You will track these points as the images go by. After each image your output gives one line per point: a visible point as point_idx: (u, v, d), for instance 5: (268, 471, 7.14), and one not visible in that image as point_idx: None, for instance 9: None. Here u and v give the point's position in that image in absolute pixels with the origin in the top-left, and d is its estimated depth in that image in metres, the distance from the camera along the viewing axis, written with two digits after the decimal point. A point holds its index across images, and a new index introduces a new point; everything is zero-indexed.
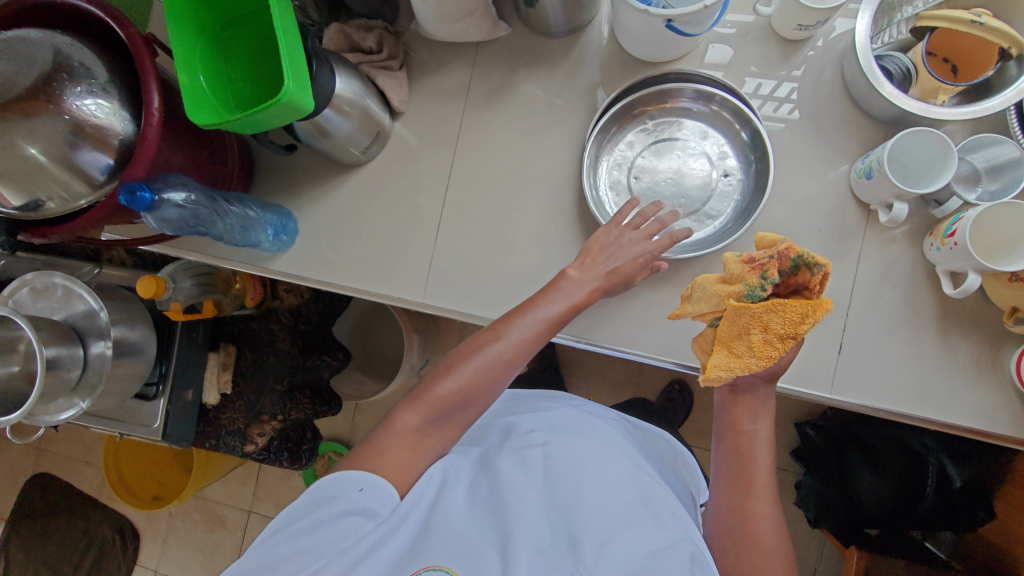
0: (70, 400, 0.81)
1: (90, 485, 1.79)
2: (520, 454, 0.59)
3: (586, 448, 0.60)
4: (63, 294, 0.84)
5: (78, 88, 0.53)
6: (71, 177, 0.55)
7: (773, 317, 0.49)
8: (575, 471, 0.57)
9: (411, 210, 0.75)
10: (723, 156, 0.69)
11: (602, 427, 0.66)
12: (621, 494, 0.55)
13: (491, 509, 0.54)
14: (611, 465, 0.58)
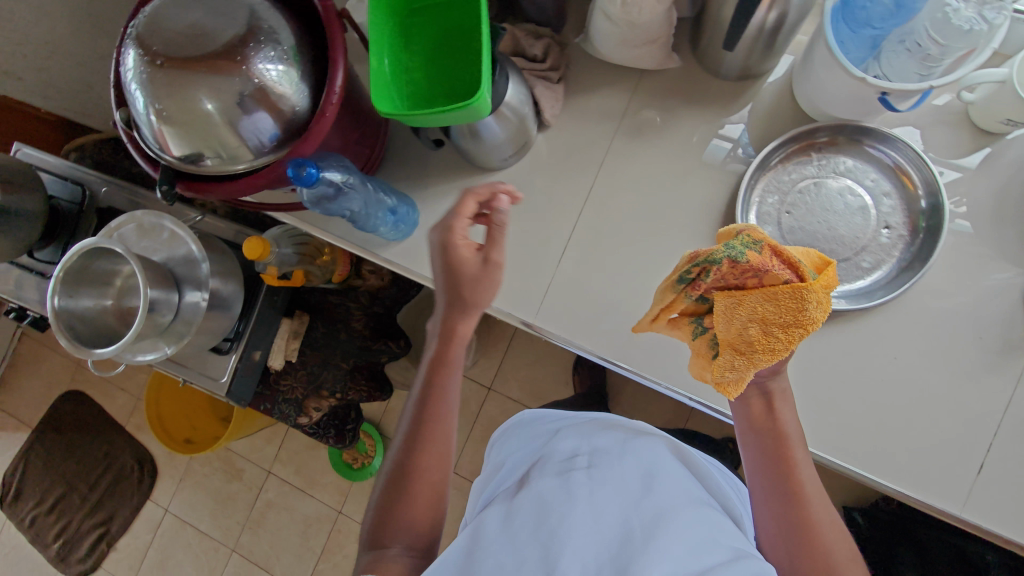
0: (154, 344, 0.80)
1: (118, 411, 1.79)
2: (562, 476, 0.55)
3: (632, 471, 0.56)
4: (168, 237, 0.84)
5: (267, 51, 0.51)
6: (236, 139, 0.52)
7: (766, 306, 0.52)
8: (622, 493, 0.53)
9: (539, 226, 0.72)
10: (888, 209, 0.63)
11: (650, 448, 0.61)
12: (671, 519, 0.50)
13: (536, 533, 0.50)
14: (661, 491, 0.54)
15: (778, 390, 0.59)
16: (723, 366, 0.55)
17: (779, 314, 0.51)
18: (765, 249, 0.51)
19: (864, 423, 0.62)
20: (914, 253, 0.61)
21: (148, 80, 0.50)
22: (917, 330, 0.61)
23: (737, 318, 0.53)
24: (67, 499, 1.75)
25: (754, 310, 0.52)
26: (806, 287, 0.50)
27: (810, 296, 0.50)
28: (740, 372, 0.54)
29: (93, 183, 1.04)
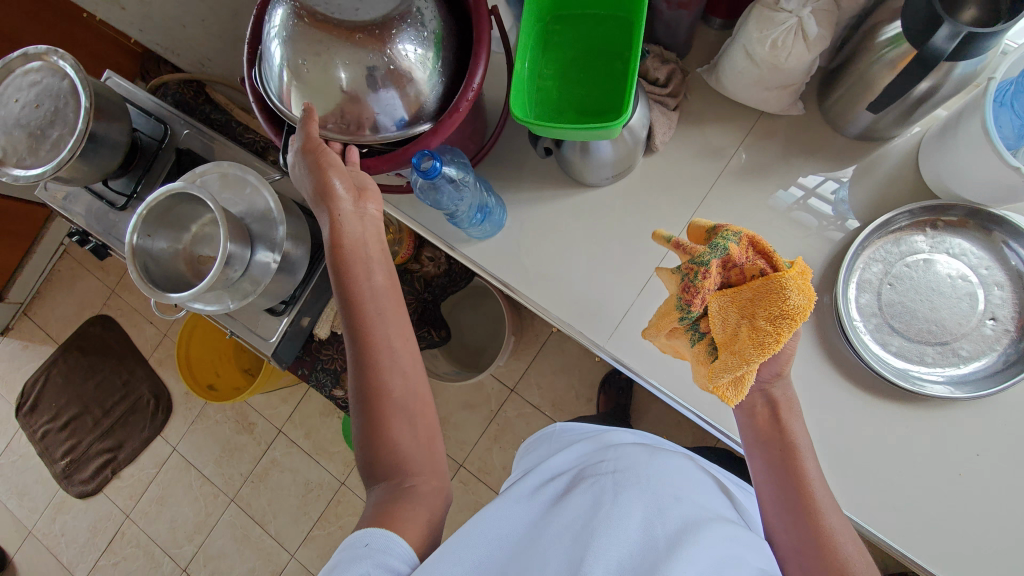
0: (219, 297, 0.80)
1: (143, 344, 1.81)
2: (590, 483, 0.54)
3: (660, 478, 0.54)
4: (249, 193, 0.84)
5: (412, 33, 0.51)
6: (361, 113, 0.53)
7: (755, 303, 0.52)
8: (651, 499, 0.51)
9: (627, 249, 0.70)
10: (997, 301, 0.61)
11: (676, 462, 0.60)
12: (699, 527, 0.48)
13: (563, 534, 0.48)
14: (687, 503, 0.52)
15: (781, 399, 0.58)
16: (719, 368, 0.55)
17: (766, 310, 0.52)
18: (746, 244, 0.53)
19: (934, 513, 0.60)
20: (1020, 352, 0.59)
21: (290, 33, 0.50)
22: (1006, 428, 0.59)
23: (729, 315, 0.54)
24: (81, 419, 1.78)
25: (741, 306, 0.53)
26: (788, 279, 0.51)
27: (787, 284, 0.51)
28: (734, 371, 0.54)
29: (174, 124, 1.05)
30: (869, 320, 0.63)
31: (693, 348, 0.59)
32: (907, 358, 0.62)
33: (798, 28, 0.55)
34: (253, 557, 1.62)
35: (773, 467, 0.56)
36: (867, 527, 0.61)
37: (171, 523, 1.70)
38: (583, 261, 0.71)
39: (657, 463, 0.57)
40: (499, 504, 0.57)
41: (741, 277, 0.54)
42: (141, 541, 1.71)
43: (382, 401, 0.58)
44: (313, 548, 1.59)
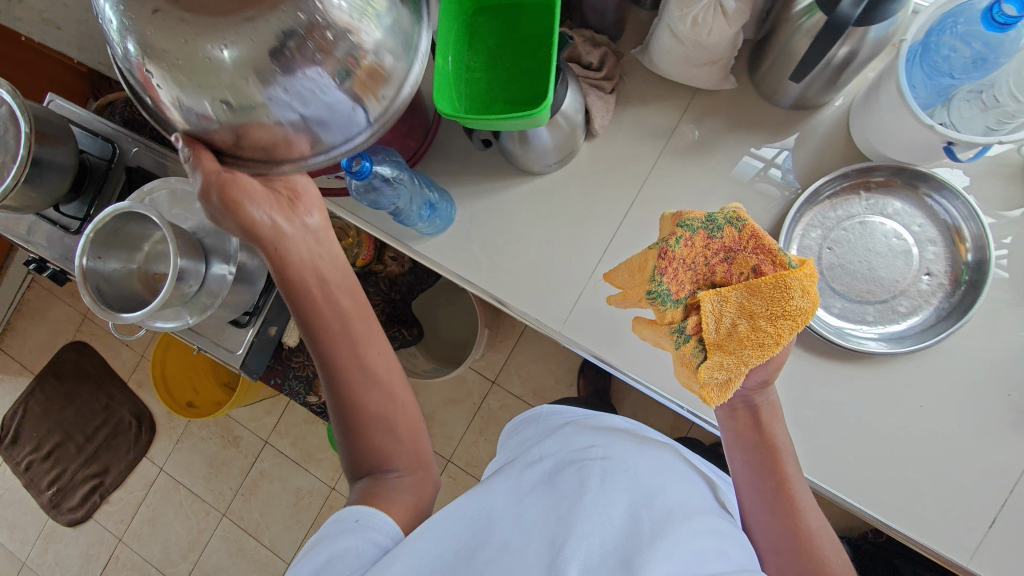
0: (175, 314, 0.81)
1: (121, 366, 1.80)
2: (576, 466, 0.54)
3: (646, 465, 0.55)
4: (200, 208, 0.84)
5: None
6: None
7: (754, 301, 0.54)
8: (636, 483, 0.52)
9: (576, 234, 0.71)
10: (932, 256, 0.62)
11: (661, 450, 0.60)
12: (681, 519, 0.49)
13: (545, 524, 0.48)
14: (671, 493, 0.52)
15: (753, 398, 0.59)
16: (710, 370, 0.55)
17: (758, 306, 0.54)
18: (745, 233, 0.55)
19: (882, 465, 0.62)
20: (951, 304, 0.61)
21: None
22: (946, 379, 0.62)
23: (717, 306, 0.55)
24: (63, 448, 1.77)
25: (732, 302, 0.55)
26: (796, 281, 0.53)
27: (792, 283, 0.53)
28: (731, 371, 0.55)
29: (123, 142, 1.04)
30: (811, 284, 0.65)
31: (676, 351, 0.58)
32: (849, 318, 0.64)
33: (717, 4, 0.55)
34: (249, 570, 1.63)
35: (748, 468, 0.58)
36: (820, 484, 0.63)
37: (164, 543, 1.69)
38: (534, 249, 0.72)
39: (643, 450, 0.57)
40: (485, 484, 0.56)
41: (728, 269, 0.56)
42: (135, 563, 1.70)
43: (358, 409, 0.60)
44: None
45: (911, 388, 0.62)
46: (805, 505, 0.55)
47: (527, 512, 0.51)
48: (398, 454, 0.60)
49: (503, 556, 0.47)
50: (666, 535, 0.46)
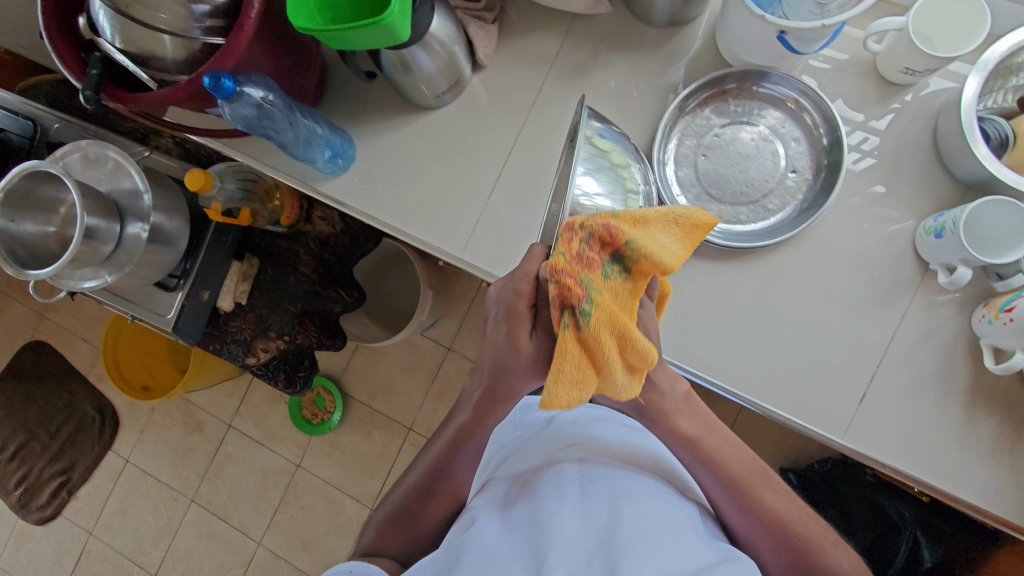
0: (97, 272, 0.83)
1: (81, 362, 1.80)
2: (557, 474, 0.55)
3: (625, 469, 0.56)
4: (113, 168, 0.85)
5: None
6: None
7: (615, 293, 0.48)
8: (615, 478, 0.54)
9: (472, 162, 0.74)
10: (796, 152, 0.66)
11: (649, 448, 0.61)
12: (660, 515, 0.50)
13: (528, 533, 0.49)
14: (654, 490, 0.53)
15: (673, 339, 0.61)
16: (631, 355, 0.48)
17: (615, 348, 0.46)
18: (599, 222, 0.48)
19: (762, 356, 0.66)
20: (815, 196, 0.65)
21: None
22: (814, 269, 0.65)
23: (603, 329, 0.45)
24: (28, 447, 1.76)
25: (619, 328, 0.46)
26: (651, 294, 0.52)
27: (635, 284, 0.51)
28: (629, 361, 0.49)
29: (44, 119, 1.04)
30: (689, 191, 0.68)
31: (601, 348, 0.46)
32: (727, 220, 0.67)
33: None
34: (220, 552, 1.64)
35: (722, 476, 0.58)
36: (706, 379, 0.66)
37: (135, 532, 1.70)
38: (433, 181, 0.75)
39: (625, 455, 0.58)
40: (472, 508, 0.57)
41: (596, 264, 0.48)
42: (109, 555, 1.71)
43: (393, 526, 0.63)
44: (278, 533, 1.62)
45: (784, 280, 0.66)
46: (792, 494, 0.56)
47: (510, 523, 0.51)
48: (434, 492, 0.64)
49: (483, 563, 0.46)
50: (643, 527, 0.47)
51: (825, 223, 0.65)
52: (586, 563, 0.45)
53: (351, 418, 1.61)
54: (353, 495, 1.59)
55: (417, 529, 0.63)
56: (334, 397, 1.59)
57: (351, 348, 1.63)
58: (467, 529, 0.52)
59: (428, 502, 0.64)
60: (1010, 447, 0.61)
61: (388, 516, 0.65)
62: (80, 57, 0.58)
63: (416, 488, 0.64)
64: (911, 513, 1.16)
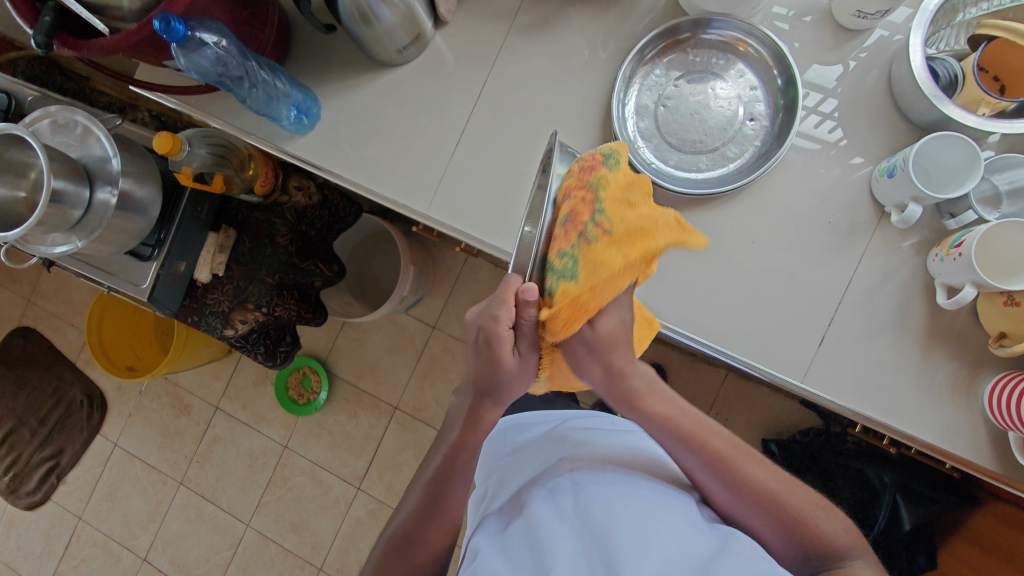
0: (67, 237, 0.84)
1: (69, 348, 1.80)
2: (550, 486, 0.58)
3: (615, 478, 0.57)
4: (81, 133, 0.85)
5: None
6: None
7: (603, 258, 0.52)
8: (604, 480, 0.57)
9: (435, 119, 0.74)
10: (753, 99, 0.67)
11: (637, 454, 0.63)
12: (654, 518, 0.51)
13: (527, 550, 0.51)
14: (643, 488, 0.56)
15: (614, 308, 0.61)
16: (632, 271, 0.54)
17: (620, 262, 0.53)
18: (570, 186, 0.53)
19: (723, 303, 0.66)
20: (772, 141, 0.66)
21: None
22: (773, 215, 0.66)
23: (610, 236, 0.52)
24: (16, 434, 1.76)
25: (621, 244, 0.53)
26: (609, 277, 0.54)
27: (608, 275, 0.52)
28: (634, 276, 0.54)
29: (18, 92, 1.03)
30: (649, 141, 0.68)
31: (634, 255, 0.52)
32: (686, 169, 0.68)
33: None
34: (209, 535, 1.64)
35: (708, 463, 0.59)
36: (667, 327, 0.67)
37: (124, 516, 1.71)
38: (398, 139, 0.75)
39: (613, 465, 0.60)
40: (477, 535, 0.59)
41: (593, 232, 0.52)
42: (98, 539, 1.71)
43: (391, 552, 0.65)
44: (267, 514, 1.62)
45: (744, 227, 0.66)
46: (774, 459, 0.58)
47: (508, 551, 0.53)
48: (432, 516, 0.64)
49: None
50: (636, 527, 0.50)
51: (783, 169, 0.65)
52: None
53: (337, 398, 1.62)
54: (341, 475, 1.59)
55: (421, 554, 0.64)
56: (320, 377, 1.60)
57: (337, 329, 1.63)
58: (474, 558, 0.54)
59: (428, 528, 0.64)
60: (967, 387, 0.62)
61: (394, 547, 0.65)
62: (34, 8, 0.58)
63: (415, 515, 0.64)
64: (892, 479, 1.18)
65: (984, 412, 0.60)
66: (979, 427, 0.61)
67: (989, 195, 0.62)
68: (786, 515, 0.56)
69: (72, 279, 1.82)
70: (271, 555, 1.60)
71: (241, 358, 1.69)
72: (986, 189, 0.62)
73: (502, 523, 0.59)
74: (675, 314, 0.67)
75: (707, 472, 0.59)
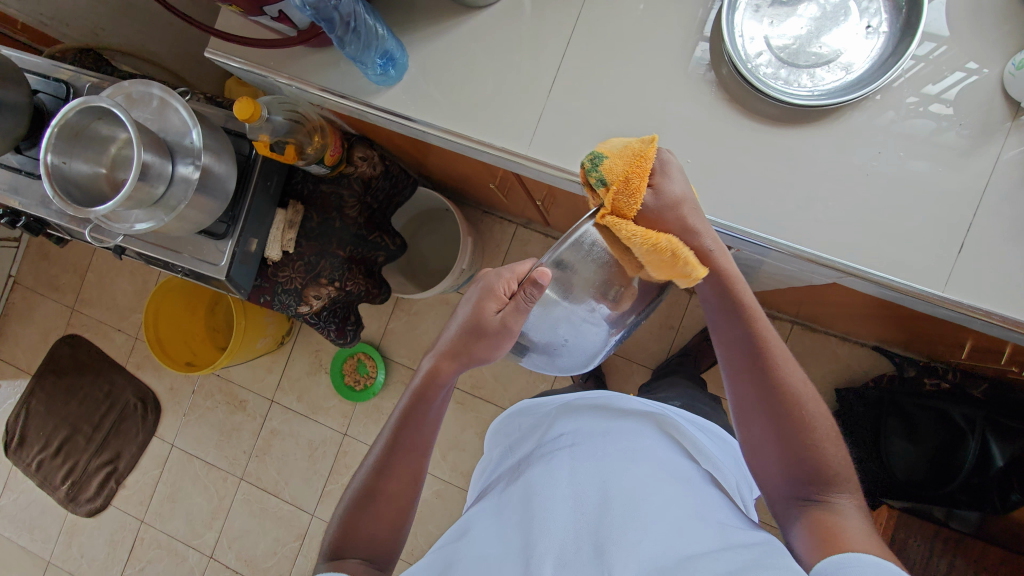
0: (149, 214, 0.82)
1: (117, 352, 1.79)
2: (550, 463, 0.65)
3: (617, 455, 0.63)
4: (158, 106, 0.84)
5: None
6: None
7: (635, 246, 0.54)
8: (598, 462, 0.63)
9: (529, 58, 0.73)
10: (869, 4, 0.64)
11: (638, 429, 0.69)
12: (650, 499, 0.57)
13: (520, 524, 0.58)
14: (637, 465, 0.62)
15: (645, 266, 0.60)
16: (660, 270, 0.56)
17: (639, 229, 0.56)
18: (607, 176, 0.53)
19: (848, 218, 0.65)
20: (893, 48, 0.63)
21: None
22: (899, 126, 0.64)
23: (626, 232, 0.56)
24: (71, 442, 1.75)
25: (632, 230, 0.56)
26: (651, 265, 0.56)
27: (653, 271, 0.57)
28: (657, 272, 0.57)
29: (77, 81, 0.98)
30: (761, 58, 0.65)
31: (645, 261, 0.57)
32: (799, 84, 0.65)
33: None
34: (275, 527, 1.63)
35: (749, 368, 0.60)
36: (793, 247, 0.66)
37: (187, 516, 1.70)
38: (490, 84, 0.73)
39: (614, 442, 0.66)
40: (477, 509, 0.66)
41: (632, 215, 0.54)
42: (162, 541, 1.70)
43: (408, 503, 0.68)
44: (332, 503, 1.61)
45: (865, 137, 0.64)
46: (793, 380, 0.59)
47: (503, 516, 0.61)
48: (393, 465, 0.65)
49: (476, 562, 0.55)
50: (626, 509, 0.56)
51: (903, 77, 0.64)
52: (575, 552, 0.54)
53: (395, 381, 1.61)
54: None
55: (388, 509, 0.64)
56: (376, 361, 1.58)
57: (389, 313, 1.63)
58: (473, 526, 0.62)
59: (387, 479, 0.64)
60: None
61: (356, 503, 0.64)
62: None
63: (374, 467, 0.65)
64: (977, 415, 1.12)
65: None
66: None
67: None
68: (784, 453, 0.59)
69: (117, 283, 1.81)
70: None
71: (293, 349, 1.68)
72: None
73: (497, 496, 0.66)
74: (799, 232, 0.66)
75: (751, 390, 0.60)
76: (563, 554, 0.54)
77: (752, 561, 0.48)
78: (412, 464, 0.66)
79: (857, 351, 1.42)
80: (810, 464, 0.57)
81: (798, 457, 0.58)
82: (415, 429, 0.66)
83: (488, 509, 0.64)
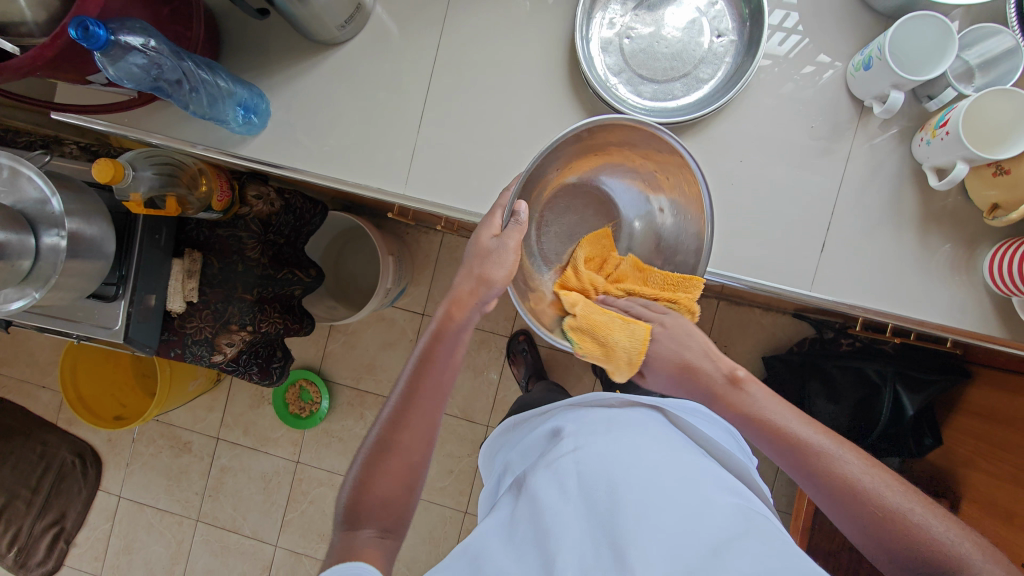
0: (21, 291, 0.77)
1: (46, 410, 1.71)
2: (553, 465, 0.59)
3: (621, 450, 0.59)
4: (9, 175, 0.78)
5: None
6: None
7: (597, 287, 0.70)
8: (607, 460, 0.57)
9: (395, 92, 0.71)
10: (717, 14, 0.66)
11: (640, 420, 0.65)
12: (660, 494, 0.53)
13: (534, 537, 0.53)
14: (645, 456, 0.58)
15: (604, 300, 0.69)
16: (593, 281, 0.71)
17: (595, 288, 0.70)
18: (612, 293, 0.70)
19: (721, 228, 0.67)
20: (743, 57, 0.65)
21: None
22: (760, 129, 0.66)
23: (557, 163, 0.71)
24: (10, 507, 1.62)
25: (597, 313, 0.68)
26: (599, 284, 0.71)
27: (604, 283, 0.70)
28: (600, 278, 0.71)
29: None
30: (620, 76, 0.67)
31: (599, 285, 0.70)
32: (658, 101, 0.67)
33: None
34: (239, 563, 1.61)
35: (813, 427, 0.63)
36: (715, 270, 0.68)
37: (147, 565, 1.66)
38: (360, 124, 0.71)
39: (614, 433, 0.62)
40: (478, 523, 0.60)
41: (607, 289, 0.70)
42: None
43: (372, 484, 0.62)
44: (294, 531, 1.60)
45: (724, 147, 0.67)
46: (813, 432, 0.61)
47: (514, 525, 0.55)
48: (406, 416, 0.63)
49: None
50: (644, 510, 0.52)
51: (789, 50, 0.66)
52: (596, 556, 0.50)
53: (341, 404, 1.59)
54: None
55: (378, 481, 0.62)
56: (318, 385, 1.56)
57: (325, 336, 1.60)
58: (478, 534, 0.57)
59: (402, 429, 0.63)
60: (967, 264, 0.65)
61: (368, 455, 0.63)
62: None
63: (388, 419, 0.64)
64: (891, 369, 1.18)
65: (986, 283, 0.64)
66: (984, 299, 0.65)
67: (962, 71, 0.65)
68: (870, 508, 0.56)
69: (33, 339, 1.72)
70: (306, 569, 1.58)
71: (232, 385, 1.64)
72: (959, 66, 0.66)
73: (509, 501, 0.60)
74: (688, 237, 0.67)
75: (828, 496, 0.58)
76: (584, 563, 0.50)
77: (777, 558, 0.47)
78: (430, 411, 0.65)
79: (780, 319, 1.48)
80: (879, 515, 0.55)
81: (893, 539, 0.54)
82: (427, 386, 0.65)
83: (493, 519, 0.58)
